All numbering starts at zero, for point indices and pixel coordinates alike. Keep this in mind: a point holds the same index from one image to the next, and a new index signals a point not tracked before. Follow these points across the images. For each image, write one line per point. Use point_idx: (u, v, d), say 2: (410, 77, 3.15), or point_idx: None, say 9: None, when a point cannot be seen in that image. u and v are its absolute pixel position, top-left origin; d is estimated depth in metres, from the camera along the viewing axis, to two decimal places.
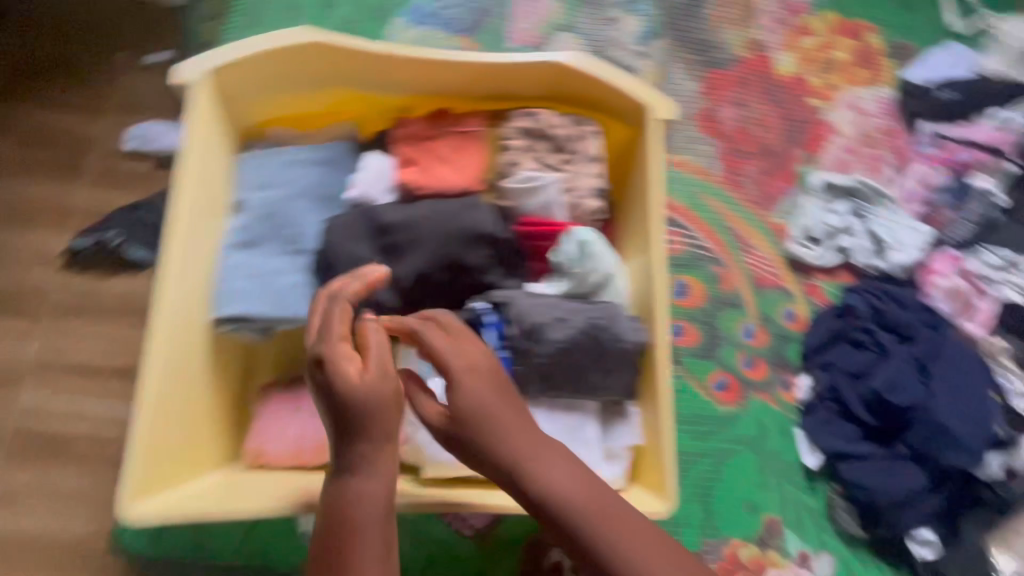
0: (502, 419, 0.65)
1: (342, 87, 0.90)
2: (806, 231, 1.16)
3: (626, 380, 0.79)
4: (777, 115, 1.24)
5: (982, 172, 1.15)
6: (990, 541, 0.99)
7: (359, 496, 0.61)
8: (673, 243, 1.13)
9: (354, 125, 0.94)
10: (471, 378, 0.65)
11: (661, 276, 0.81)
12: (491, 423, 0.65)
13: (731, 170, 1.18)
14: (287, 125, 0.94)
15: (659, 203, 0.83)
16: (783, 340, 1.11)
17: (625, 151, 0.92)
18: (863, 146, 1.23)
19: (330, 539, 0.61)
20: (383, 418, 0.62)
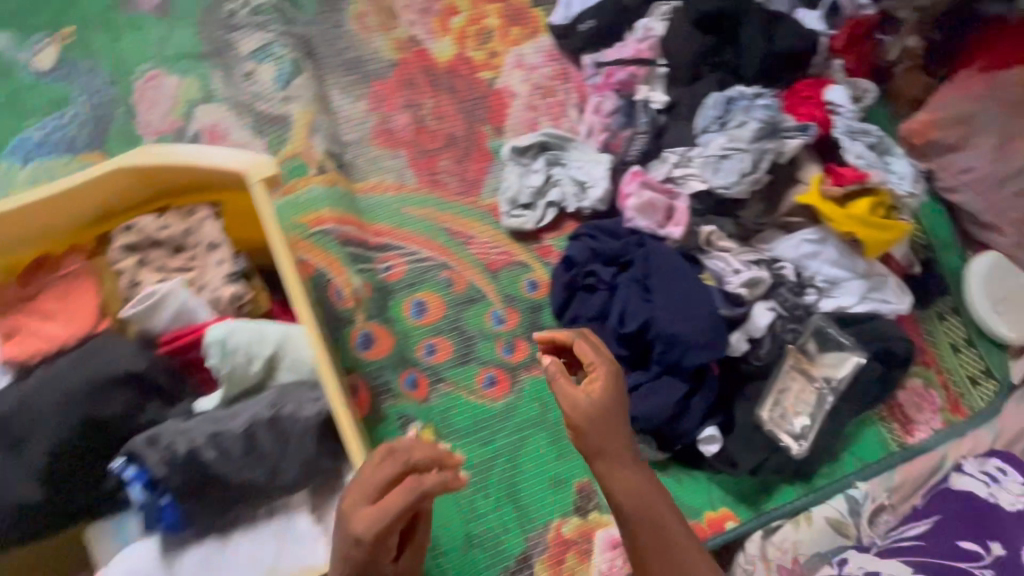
0: (621, 423, 0.82)
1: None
2: (516, 200, 1.17)
3: (330, 449, 0.76)
4: (453, 102, 1.23)
5: (641, 84, 1.21)
6: (760, 411, 1.04)
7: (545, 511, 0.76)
8: (395, 268, 1.11)
9: None
10: (601, 401, 0.81)
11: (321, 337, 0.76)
12: (595, 436, 0.80)
13: (427, 172, 1.17)
14: None
15: (293, 264, 0.77)
16: (534, 310, 1.13)
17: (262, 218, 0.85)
18: (542, 100, 1.27)
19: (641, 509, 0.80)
20: (377, 566, 0.63)
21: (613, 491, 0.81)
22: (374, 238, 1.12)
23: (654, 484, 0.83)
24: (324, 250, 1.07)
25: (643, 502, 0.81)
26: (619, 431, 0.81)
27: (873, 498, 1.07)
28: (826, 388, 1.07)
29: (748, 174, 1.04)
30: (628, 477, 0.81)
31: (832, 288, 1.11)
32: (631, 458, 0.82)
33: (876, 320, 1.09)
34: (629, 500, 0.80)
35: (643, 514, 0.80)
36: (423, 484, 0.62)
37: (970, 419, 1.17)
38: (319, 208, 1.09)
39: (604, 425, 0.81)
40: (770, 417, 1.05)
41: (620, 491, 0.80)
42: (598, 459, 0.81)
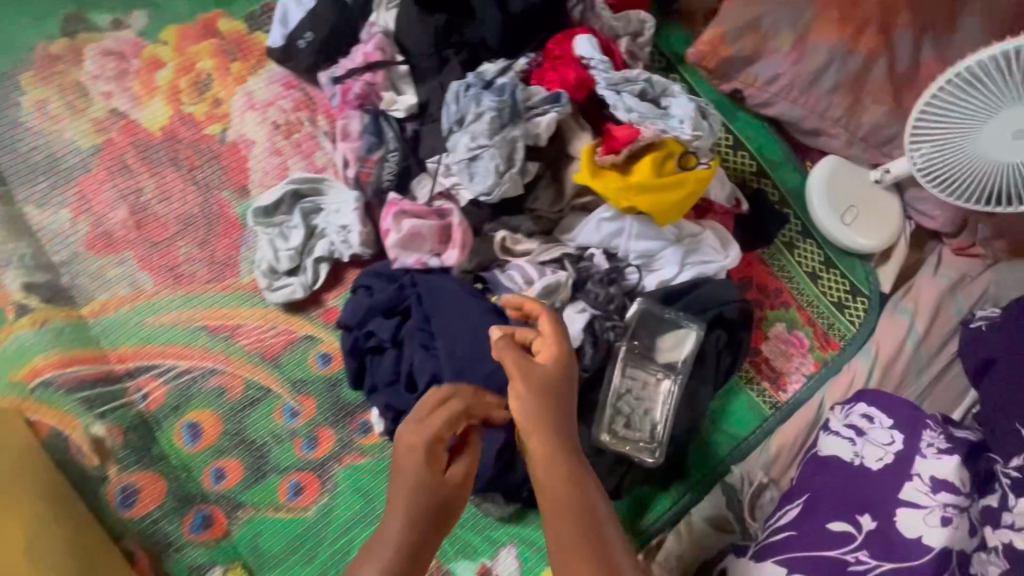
0: (559, 406, 0.67)
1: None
2: (276, 270, 0.99)
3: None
4: (179, 175, 1.04)
5: (383, 90, 1.03)
6: (599, 435, 0.90)
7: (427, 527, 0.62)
8: (153, 393, 0.94)
9: None
10: (555, 364, 0.70)
11: None
12: (519, 415, 0.66)
13: (165, 268, 0.99)
14: None
15: None
16: (332, 387, 0.97)
17: None
18: (287, 139, 1.08)
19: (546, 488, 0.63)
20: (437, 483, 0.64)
21: (539, 485, 0.64)
22: (120, 366, 0.94)
23: (598, 500, 0.63)
24: (52, 404, 0.89)
25: (567, 510, 0.61)
26: (546, 424, 0.66)
27: (752, 479, 0.94)
28: (671, 375, 0.94)
29: (505, 171, 0.88)
30: (557, 479, 0.63)
31: (650, 262, 0.97)
32: (563, 462, 0.64)
33: (703, 286, 0.96)
34: (547, 508, 0.62)
35: (570, 517, 0.61)
36: (432, 423, 0.66)
37: (842, 351, 1.06)
38: (34, 355, 0.90)
39: (539, 408, 0.66)
40: (611, 440, 0.90)
41: (542, 496, 0.63)
42: (527, 436, 0.65)
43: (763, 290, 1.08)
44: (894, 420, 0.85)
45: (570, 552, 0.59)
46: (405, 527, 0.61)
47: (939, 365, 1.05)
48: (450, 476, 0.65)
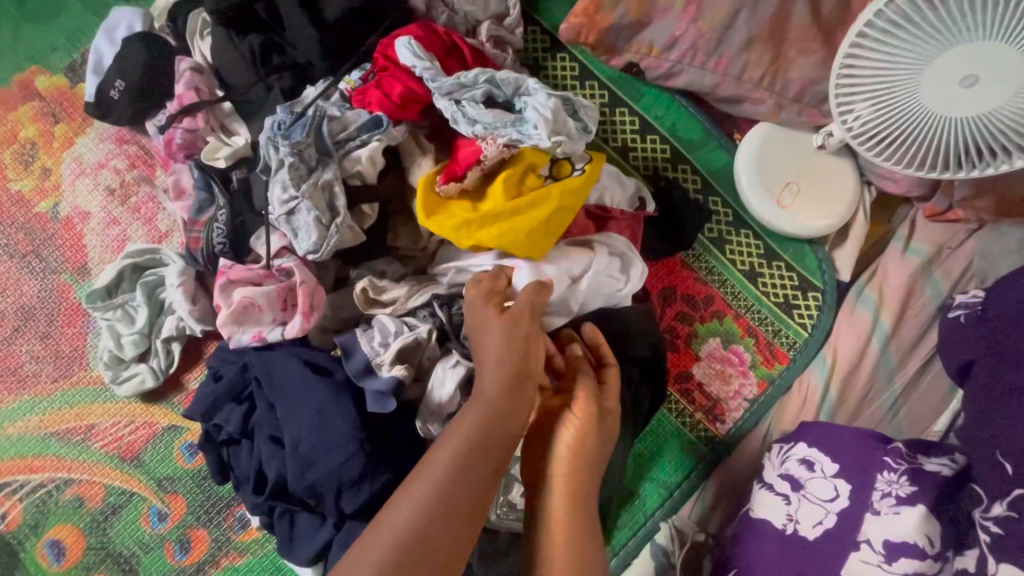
0: (602, 459, 0.68)
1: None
2: (122, 358, 0.88)
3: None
4: (14, 264, 0.94)
5: (209, 135, 0.88)
6: (485, 516, 0.76)
7: (478, 463, 0.56)
8: (10, 513, 0.86)
9: None
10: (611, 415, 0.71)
11: None
12: (561, 451, 0.67)
13: (8, 372, 0.90)
14: None
15: None
16: (200, 482, 0.86)
17: None
18: (123, 203, 0.95)
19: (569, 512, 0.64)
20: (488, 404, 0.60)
21: (550, 519, 0.64)
22: None
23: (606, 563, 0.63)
24: None
25: (570, 553, 0.62)
26: (588, 474, 0.67)
27: (683, 537, 0.78)
28: None
29: (329, 221, 0.73)
30: (579, 525, 0.64)
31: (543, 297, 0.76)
32: (585, 518, 0.64)
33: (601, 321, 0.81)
34: (551, 544, 0.62)
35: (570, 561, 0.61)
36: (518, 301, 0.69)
37: (792, 364, 0.87)
38: None
39: (578, 453, 0.67)
40: (500, 518, 0.76)
41: (553, 537, 0.63)
42: (557, 476, 0.66)
43: (689, 301, 0.89)
44: (839, 464, 0.69)
45: None
46: (465, 460, 0.55)
47: (915, 365, 0.85)
48: (519, 392, 0.62)
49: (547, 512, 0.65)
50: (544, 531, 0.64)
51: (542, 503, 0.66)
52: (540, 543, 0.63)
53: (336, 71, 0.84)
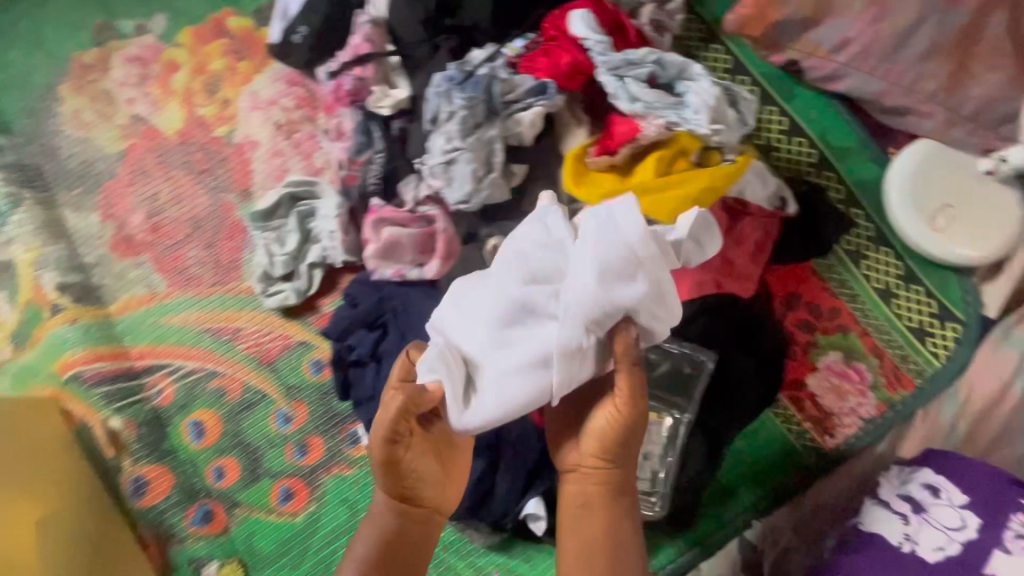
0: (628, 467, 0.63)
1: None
2: (271, 274, 0.99)
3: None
4: (191, 178, 1.07)
5: (375, 84, 0.96)
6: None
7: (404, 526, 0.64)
8: (165, 391, 0.99)
9: None
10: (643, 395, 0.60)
11: None
12: (600, 445, 0.62)
13: (176, 271, 1.03)
14: None
15: None
16: (323, 396, 0.96)
17: None
18: (287, 138, 1.06)
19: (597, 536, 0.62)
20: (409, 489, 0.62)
21: (585, 509, 0.63)
22: (138, 363, 1.00)
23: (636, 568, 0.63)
24: (82, 398, 0.98)
25: (604, 545, 0.62)
26: (625, 467, 0.63)
27: (778, 539, 0.79)
28: (679, 412, 0.81)
29: (483, 176, 0.78)
30: (615, 518, 0.63)
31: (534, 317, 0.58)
32: (622, 510, 0.63)
33: (733, 312, 0.84)
34: (587, 535, 0.62)
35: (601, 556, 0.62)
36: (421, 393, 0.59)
37: (917, 392, 0.84)
38: (68, 351, 1.00)
39: (619, 446, 0.62)
40: None
41: (588, 529, 0.62)
42: (593, 467, 0.63)
43: (813, 310, 0.88)
44: (971, 496, 0.66)
45: None
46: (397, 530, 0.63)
47: None
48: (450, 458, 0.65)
49: (584, 502, 0.63)
50: (580, 516, 0.63)
51: (580, 494, 0.64)
52: (572, 532, 0.63)
53: (503, 38, 0.89)
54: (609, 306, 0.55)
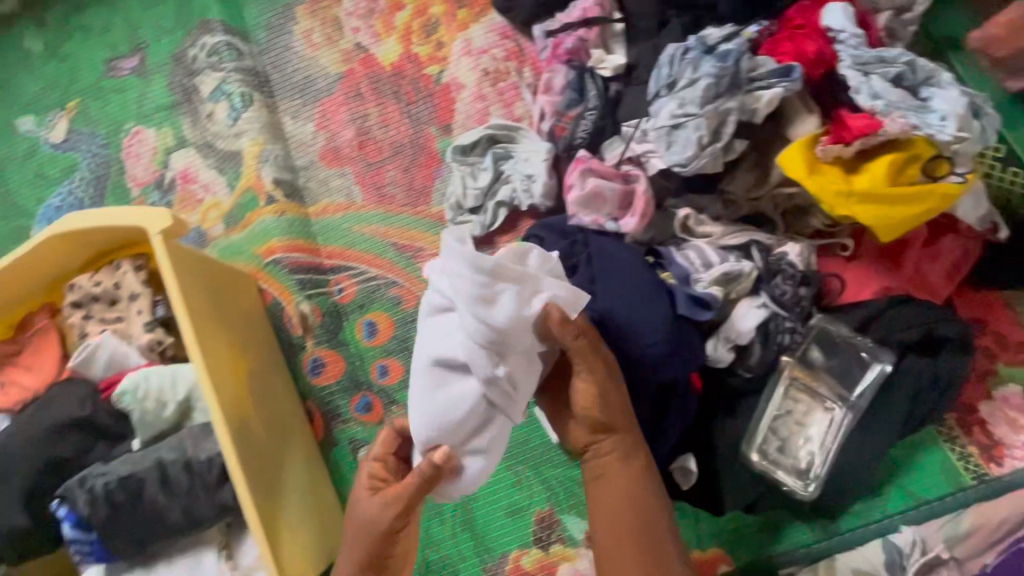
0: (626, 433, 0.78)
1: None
2: (462, 205, 1.08)
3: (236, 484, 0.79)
4: (399, 106, 1.17)
5: (594, 47, 1.02)
6: (746, 449, 0.84)
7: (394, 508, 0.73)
8: (347, 289, 1.10)
9: None
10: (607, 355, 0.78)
11: (214, 396, 0.79)
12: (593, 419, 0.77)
13: (373, 187, 1.13)
14: None
15: (193, 328, 0.81)
16: None
17: (198, 261, 0.90)
18: (493, 85, 1.14)
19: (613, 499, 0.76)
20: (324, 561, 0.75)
21: (606, 478, 0.77)
22: (327, 261, 1.12)
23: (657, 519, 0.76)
24: (277, 279, 1.10)
25: (629, 504, 0.76)
26: (626, 428, 0.78)
27: (927, 549, 0.81)
28: (842, 406, 0.85)
29: (706, 144, 0.83)
30: (626, 467, 0.77)
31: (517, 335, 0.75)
32: (635, 462, 0.78)
33: (933, 323, 0.83)
34: (612, 501, 0.76)
35: (627, 513, 0.75)
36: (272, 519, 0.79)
37: None
38: (272, 238, 1.12)
39: (610, 408, 0.77)
40: (767, 465, 0.84)
41: (611, 497, 0.76)
42: (603, 437, 0.78)
43: (1000, 340, 0.87)
44: None
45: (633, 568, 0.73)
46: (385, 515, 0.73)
47: None
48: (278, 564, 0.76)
49: (601, 473, 0.78)
50: (603, 487, 0.77)
51: (597, 465, 0.78)
52: (599, 502, 0.77)
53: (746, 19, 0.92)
54: (544, 322, 0.72)
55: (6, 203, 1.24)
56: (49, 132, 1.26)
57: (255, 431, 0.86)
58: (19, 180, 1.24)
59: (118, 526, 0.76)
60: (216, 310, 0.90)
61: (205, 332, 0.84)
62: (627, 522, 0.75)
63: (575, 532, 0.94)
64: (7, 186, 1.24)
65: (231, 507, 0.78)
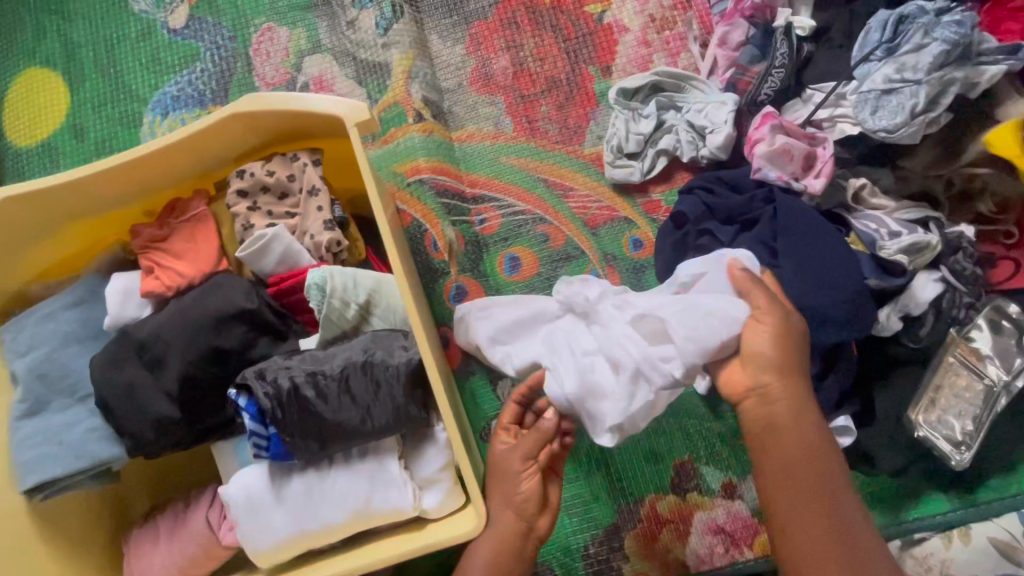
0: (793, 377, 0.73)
1: (73, 223, 0.86)
2: (621, 149, 1.05)
3: (421, 396, 0.75)
4: (556, 41, 1.13)
5: (782, 6, 1.01)
6: (912, 414, 0.87)
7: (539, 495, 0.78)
8: (489, 220, 1.06)
9: (115, 248, 0.90)
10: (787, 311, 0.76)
11: (413, 301, 0.74)
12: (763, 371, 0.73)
13: (525, 120, 1.10)
14: (61, 274, 0.92)
15: (388, 227, 0.76)
16: (636, 271, 1.04)
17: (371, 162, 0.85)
18: (658, 33, 1.12)
19: (785, 449, 0.70)
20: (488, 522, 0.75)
21: (776, 429, 0.71)
22: (470, 190, 1.07)
23: (836, 470, 0.69)
24: (421, 201, 1.05)
25: (807, 457, 0.69)
26: (797, 377, 0.73)
27: None
28: (1003, 388, 0.87)
29: (919, 113, 0.83)
30: (800, 419, 0.71)
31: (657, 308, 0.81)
32: (808, 410, 0.71)
33: None
34: (784, 451, 0.70)
35: (804, 464, 0.69)
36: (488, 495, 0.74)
37: None
38: (416, 156, 1.07)
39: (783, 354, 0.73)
40: (926, 432, 0.87)
41: (785, 446, 0.70)
42: (772, 383, 0.72)
43: None
44: None
45: (811, 533, 0.66)
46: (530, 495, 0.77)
47: None
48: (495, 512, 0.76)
49: (771, 423, 0.72)
50: (776, 440, 0.70)
51: (765, 415, 0.72)
52: (768, 453, 0.71)
53: None
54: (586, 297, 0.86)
55: (117, 86, 1.15)
56: (168, 16, 1.17)
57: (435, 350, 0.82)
58: (133, 63, 1.16)
59: (300, 423, 0.72)
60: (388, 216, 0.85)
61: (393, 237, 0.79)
62: (806, 476, 0.68)
63: (712, 482, 0.96)
64: (118, 68, 1.16)
65: (420, 416, 0.74)
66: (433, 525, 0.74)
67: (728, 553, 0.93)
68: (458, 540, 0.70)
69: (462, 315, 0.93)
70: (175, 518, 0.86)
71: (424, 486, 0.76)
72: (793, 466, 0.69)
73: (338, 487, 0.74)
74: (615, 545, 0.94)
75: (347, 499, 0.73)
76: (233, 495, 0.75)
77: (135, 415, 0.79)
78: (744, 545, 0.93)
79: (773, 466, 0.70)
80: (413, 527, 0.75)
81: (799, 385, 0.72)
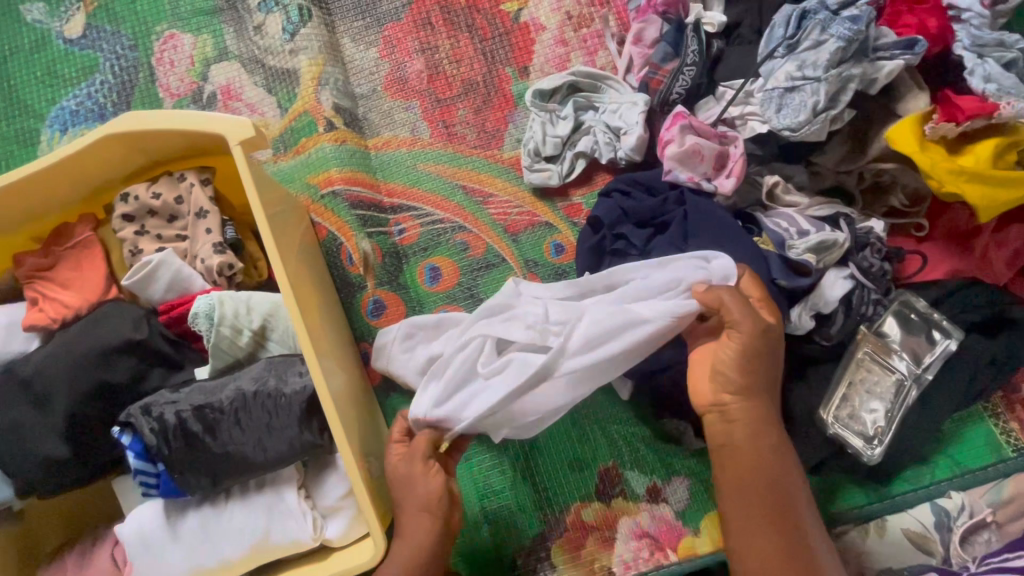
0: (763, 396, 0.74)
1: None
2: (539, 153, 1.03)
3: (318, 423, 0.72)
4: (472, 42, 1.09)
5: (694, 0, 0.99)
6: (823, 413, 0.87)
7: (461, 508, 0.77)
8: (408, 230, 1.04)
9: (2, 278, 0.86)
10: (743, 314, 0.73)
11: (303, 327, 0.72)
12: (758, 377, 0.73)
13: (442, 125, 1.07)
14: None
15: (276, 250, 0.73)
16: (557, 277, 1.02)
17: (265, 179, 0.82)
18: (575, 31, 1.09)
19: (744, 474, 0.71)
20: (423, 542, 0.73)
21: (735, 449, 0.72)
22: (387, 199, 1.05)
23: (795, 489, 0.71)
24: (335, 214, 1.02)
25: (771, 489, 0.70)
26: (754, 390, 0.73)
27: (973, 513, 0.87)
28: (908, 377, 0.88)
29: (821, 110, 0.82)
30: (760, 442, 0.72)
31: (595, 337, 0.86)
32: (764, 431, 0.72)
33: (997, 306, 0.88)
34: (741, 472, 0.71)
35: (762, 499, 0.69)
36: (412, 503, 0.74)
37: None
38: (329, 167, 1.04)
39: (747, 372, 0.73)
40: (838, 428, 0.87)
41: (745, 469, 0.71)
42: (731, 402, 0.73)
43: None
44: None
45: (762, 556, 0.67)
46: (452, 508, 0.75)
47: None
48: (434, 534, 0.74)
49: (728, 442, 0.73)
50: (744, 476, 0.71)
51: (724, 433, 0.73)
52: (729, 470, 0.72)
53: None
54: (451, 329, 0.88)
55: (10, 101, 1.09)
56: (63, 25, 1.11)
57: (339, 372, 0.79)
58: (27, 76, 1.10)
59: (188, 459, 0.69)
60: (285, 235, 0.82)
61: (287, 258, 0.77)
62: (771, 506, 0.69)
63: (637, 487, 0.96)
64: (11, 83, 1.09)
65: (317, 445, 0.72)
66: (337, 554, 0.73)
67: (652, 557, 0.93)
68: (359, 570, 0.69)
69: (384, 343, 0.90)
70: (79, 556, 0.84)
71: (327, 515, 0.74)
72: (755, 491, 0.70)
73: (233, 521, 0.71)
74: (541, 555, 0.93)
75: (243, 534, 0.71)
76: (126, 535, 0.72)
77: (22, 456, 0.76)
78: (668, 548, 0.93)
79: (734, 491, 0.71)
80: (317, 558, 0.73)
81: (757, 405, 0.73)
